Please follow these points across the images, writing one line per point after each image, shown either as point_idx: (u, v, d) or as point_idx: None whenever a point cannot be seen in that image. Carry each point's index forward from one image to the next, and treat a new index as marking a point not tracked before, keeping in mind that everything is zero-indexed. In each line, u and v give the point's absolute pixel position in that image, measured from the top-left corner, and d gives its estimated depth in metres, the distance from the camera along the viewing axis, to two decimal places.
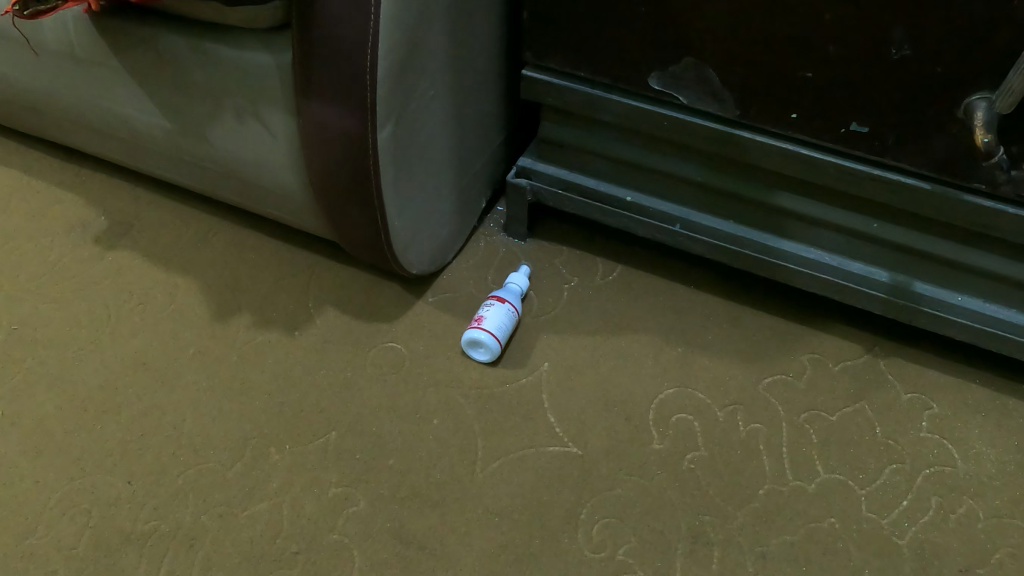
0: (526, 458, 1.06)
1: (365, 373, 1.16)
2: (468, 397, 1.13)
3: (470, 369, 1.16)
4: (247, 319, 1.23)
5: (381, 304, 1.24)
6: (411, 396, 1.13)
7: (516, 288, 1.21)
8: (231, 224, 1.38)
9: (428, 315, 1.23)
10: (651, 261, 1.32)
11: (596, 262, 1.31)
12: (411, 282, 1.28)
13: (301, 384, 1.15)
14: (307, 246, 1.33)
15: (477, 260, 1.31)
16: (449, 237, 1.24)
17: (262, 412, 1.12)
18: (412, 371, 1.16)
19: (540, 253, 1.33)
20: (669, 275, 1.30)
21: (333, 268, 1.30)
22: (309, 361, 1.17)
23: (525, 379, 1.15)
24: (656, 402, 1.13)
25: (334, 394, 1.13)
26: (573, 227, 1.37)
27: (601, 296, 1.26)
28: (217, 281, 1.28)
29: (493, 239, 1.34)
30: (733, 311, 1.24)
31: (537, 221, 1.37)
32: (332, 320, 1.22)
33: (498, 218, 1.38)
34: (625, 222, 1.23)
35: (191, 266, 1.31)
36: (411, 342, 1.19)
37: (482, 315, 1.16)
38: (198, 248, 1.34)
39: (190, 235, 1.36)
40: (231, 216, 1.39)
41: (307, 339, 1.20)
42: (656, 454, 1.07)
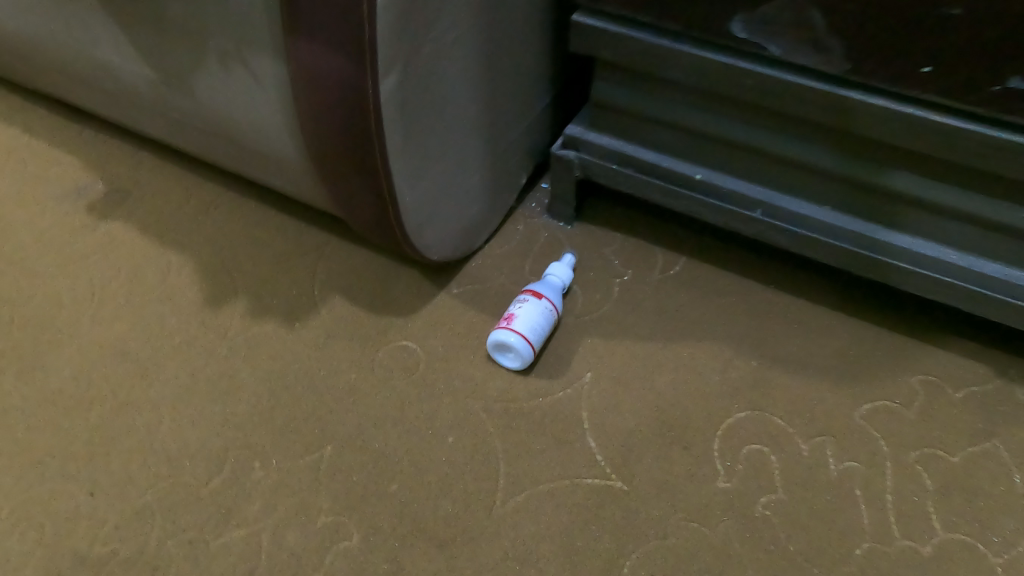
0: (557, 491, 0.86)
1: (372, 377, 0.97)
2: (492, 412, 0.93)
3: (497, 377, 0.97)
4: (242, 307, 1.06)
5: (397, 295, 1.06)
6: (423, 407, 0.94)
7: (556, 282, 1.01)
8: (237, 195, 1.21)
9: (451, 310, 1.03)
10: (723, 253, 1.09)
11: (655, 253, 1.10)
12: (435, 269, 1.09)
13: (297, 386, 0.97)
14: (318, 223, 1.16)
15: (513, 246, 1.10)
16: (479, 216, 1.04)
17: (250, 419, 0.95)
18: (427, 377, 0.97)
19: (588, 239, 1.12)
20: (744, 271, 1.07)
21: (346, 252, 1.12)
22: (308, 360, 1.00)
23: (562, 392, 0.95)
24: (722, 428, 0.92)
25: (334, 400, 0.96)
26: (629, 210, 1.15)
27: (659, 295, 1.05)
28: (214, 262, 1.12)
29: (534, 222, 1.14)
30: (822, 319, 1.01)
31: (586, 202, 1.16)
32: (339, 312, 1.05)
33: (541, 197, 1.17)
34: (692, 205, 1.01)
35: (189, 243, 1.15)
36: (428, 342, 1.00)
37: (513, 314, 0.95)
38: (199, 222, 1.18)
39: (191, 208, 1.20)
40: (239, 186, 1.22)
41: (309, 334, 1.03)
42: (720, 495, 0.86)
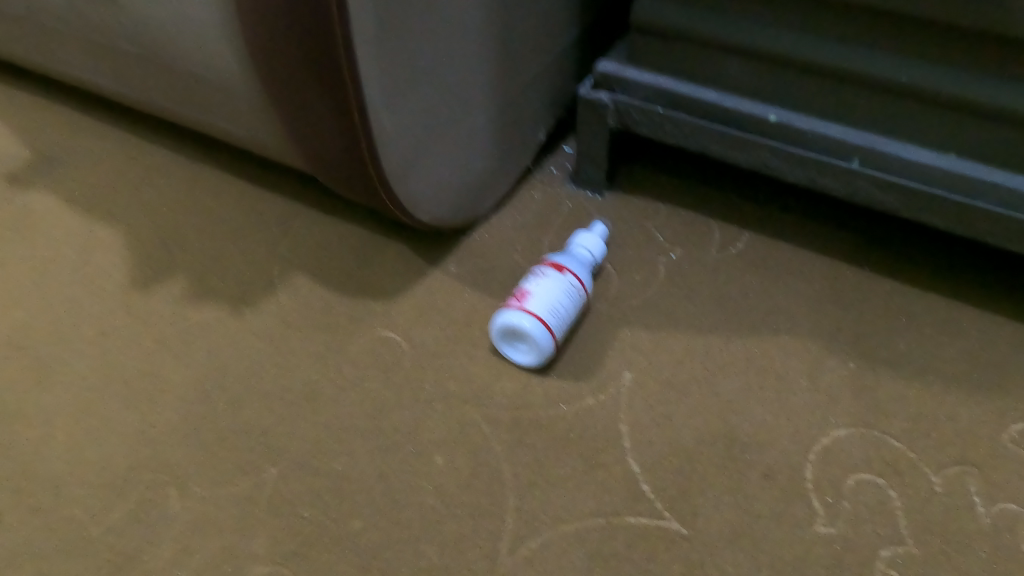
0: (589, 536, 0.61)
1: (338, 377, 0.73)
2: (497, 425, 0.69)
3: (505, 379, 0.72)
4: (178, 288, 0.82)
5: (378, 275, 0.82)
6: (404, 417, 0.70)
7: (585, 255, 0.76)
8: (187, 155, 0.97)
9: (446, 293, 0.79)
10: (798, 226, 0.85)
11: (710, 225, 0.85)
12: (426, 243, 0.85)
13: (237, 389, 0.72)
14: (283, 188, 0.92)
15: (528, 217, 0.87)
16: (481, 171, 0.81)
17: (169, 431, 0.69)
18: (411, 378, 0.72)
19: (622, 209, 0.88)
20: (827, 248, 0.82)
21: (316, 223, 0.88)
22: (257, 355, 0.75)
23: (593, 399, 0.70)
24: (817, 450, 0.66)
25: (285, 408, 0.71)
26: (673, 176, 0.91)
27: (718, 276, 0.80)
28: (150, 234, 0.87)
29: (554, 189, 0.90)
30: (937, 308, 0.76)
31: (620, 166, 0.92)
32: (302, 295, 0.80)
33: (563, 161, 0.93)
34: (763, 156, 0.77)
35: (120, 208, 0.90)
36: (415, 333, 0.76)
37: (527, 290, 0.71)
38: (136, 186, 0.94)
39: (130, 172, 0.95)
40: (190, 146, 0.98)
41: (260, 322, 0.78)
42: (823, 546, 0.60)
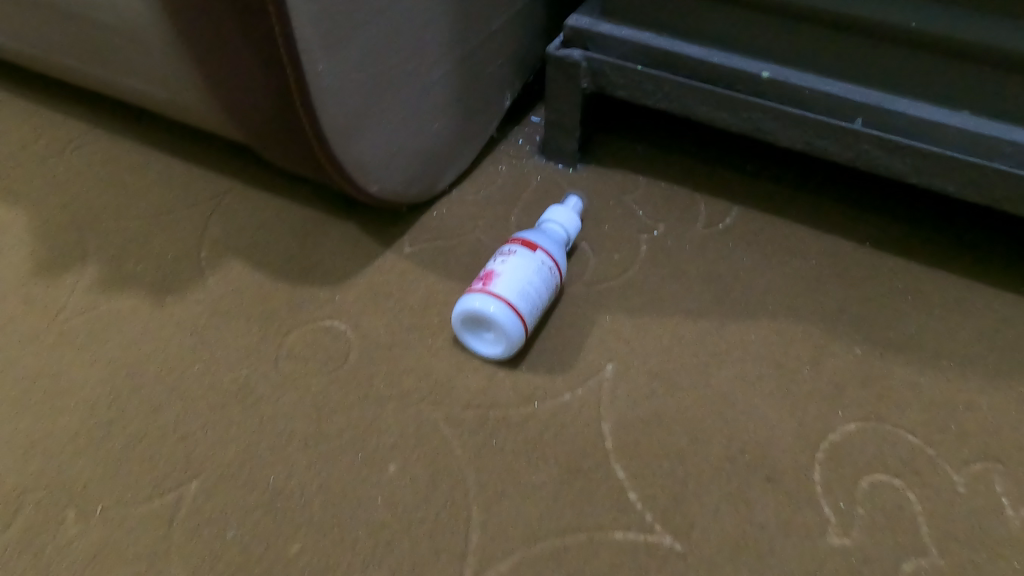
0: (568, 555, 0.52)
1: (274, 374, 0.63)
2: (459, 427, 0.59)
3: (469, 372, 0.62)
4: (90, 275, 0.70)
5: (323, 256, 0.71)
6: (352, 419, 0.60)
7: (558, 231, 0.67)
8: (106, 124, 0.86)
9: (400, 277, 0.69)
10: (792, 199, 0.76)
11: (695, 199, 0.77)
12: (378, 220, 0.75)
13: (154, 390, 0.62)
14: (215, 159, 0.81)
15: (493, 191, 0.77)
16: (439, 137, 0.71)
17: (70, 442, 0.59)
18: (360, 374, 0.63)
19: (598, 183, 0.79)
20: (825, 222, 0.74)
21: (252, 200, 0.77)
22: (179, 352, 0.64)
23: (570, 395, 0.61)
24: (825, 448, 0.58)
25: (210, 411, 0.60)
26: (654, 146, 0.82)
27: (706, 255, 0.72)
28: (59, 214, 0.75)
29: (522, 162, 0.81)
30: (948, 286, 0.69)
31: (594, 136, 0.83)
32: (234, 282, 0.70)
33: (531, 130, 0.84)
34: (755, 119, 0.69)
35: (25, 183, 0.78)
36: (365, 321, 0.66)
37: (494, 271, 0.62)
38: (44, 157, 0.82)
39: (37, 144, 0.82)
40: (108, 115, 0.86)
41: (186, 314, 0.67)
42: (837, 560, 0.52)
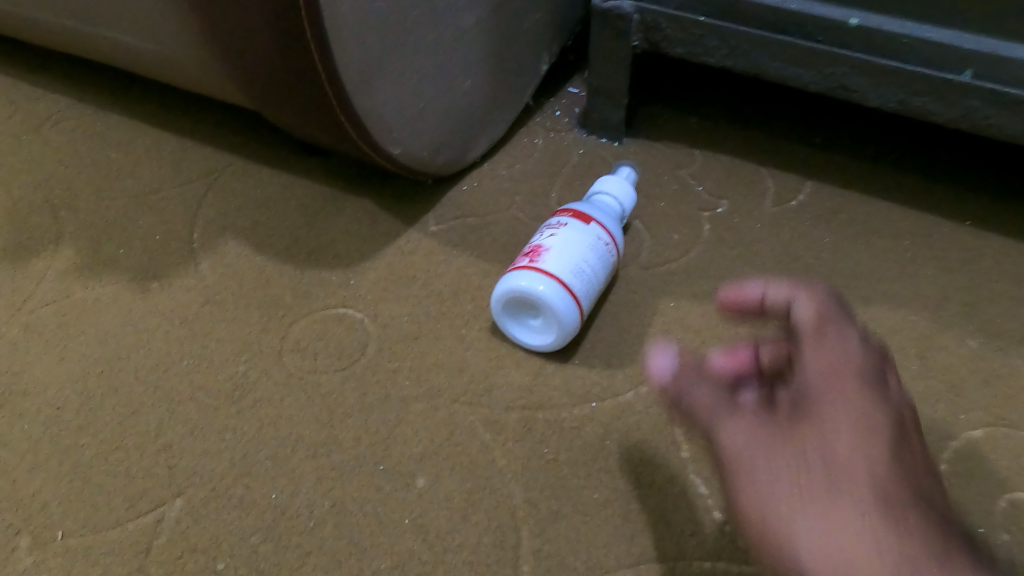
0: None
1: (276, 371, 0.52)
2: (502, 433, 0.49)
3: (511, 368, 0.52)
4: (62, 258, 0.60)
5: (335, 235, 0.61)
6: (371, 423, 0.49)
7: (613, 203, 0.57)
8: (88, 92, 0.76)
9: (425, 259, 0.59)
10: (875, 170, 0.66)
11: (761, 173, 0.67)
12: (399, 196, 0.65)
13: (132, 389, 0.51)
14: (210, 129, 0.71)
15: (529, 166, 0.67)
16: (469, 100, 0.61)
17: (28, 454, 0.48)
18: (380, 370, 0.52)
19: (648, 156, 0.69)
20: (914, 197, 0.64)
21: (252, 173, 0.67)
22: (163, 345, 0.54)
23: (634, 394, 0.51)
24: (950, 458, 0.47)
25: (200, 414, 0.50)
26: (709, 116, 0.72)
27: (780, 234, 0.62)
28: (31, 190, 0.65)
29: (560, 135, 0.71)
30: None
31: (641, 107, 0.73)
32: (231, 264, 0.59)
33: (569, 101, 0.74)
34: (839, 75, 0.59)
35: None
36: (385, 309, 0.56)
37: (542, 245, 0.52)
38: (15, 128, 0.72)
39: (8, 116, 0.72)
40: (91, 83, 0.76)
41: (173, 301, 0.57)
42: None
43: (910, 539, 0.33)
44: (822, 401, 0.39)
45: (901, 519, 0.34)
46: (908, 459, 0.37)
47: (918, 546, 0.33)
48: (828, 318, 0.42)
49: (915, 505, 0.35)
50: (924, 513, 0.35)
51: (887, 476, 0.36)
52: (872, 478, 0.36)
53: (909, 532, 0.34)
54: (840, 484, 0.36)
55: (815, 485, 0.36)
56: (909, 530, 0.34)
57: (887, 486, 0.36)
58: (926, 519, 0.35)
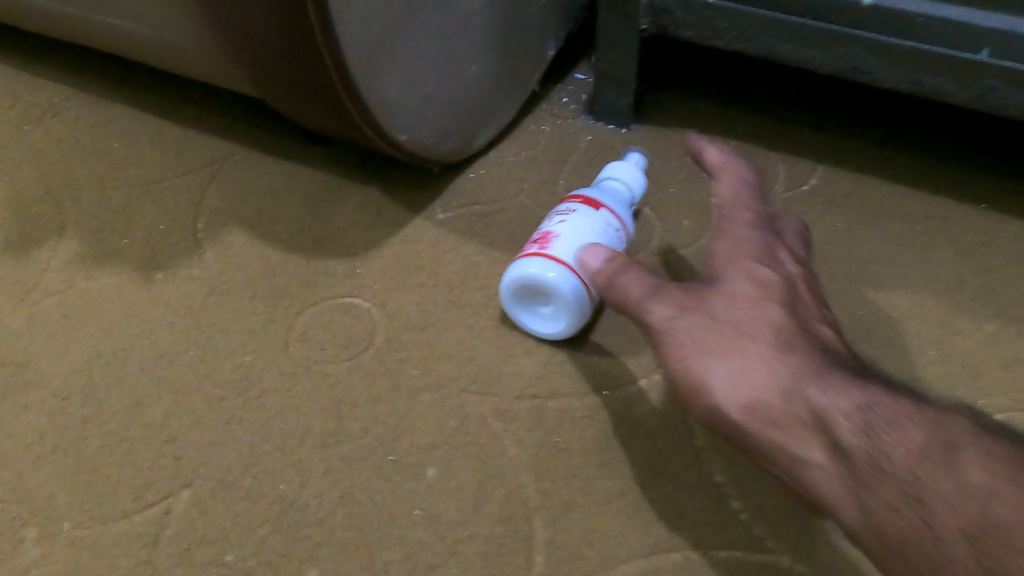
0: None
1: (283, 361, 0.52)
2: (512, 422, 0.48)
3: (521, 356, 0.51)
4: (64, 249, 0.59)
5: (340, 224, 0.61)
6: (379, 413, 0.49)
7: (624, 190, 0.56)
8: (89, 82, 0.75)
9: (432, 248, 0.59)
10: (888, 154, 0.65)
11: (772, 158, 0.66)
12: (404, 184, 0.64)
13: (137, 380, 0.51)
14: (213, 119, 0.70)
15: (536, 153, 0.66)
16: (475, 85, 0.60)
17: (33, 446, 0.48)
18: (388, 360, 0.51)
19: (656, 142, 0.68)
20: (928, 180, 0.63)
21: (256, 163, 0.66)
22: (168, 336, 0.53)
23: (646, 381, 0.50)
24: None
25: (206, 405, 0.49)
26: (717, 101, 0.71)
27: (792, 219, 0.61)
28: (33, 181, 0.65)
29: (567, 122, 0.70)
30: None
31: (648, 93, 0.72)
32: (235, 254, 0.59)
33: (575, 88, 0.73)
34: (852, 56, 0.58)
35: None
36: (392, 298, 0.55)
37: (551, 232, 0.51)
38: (15, 118, 0.71)
39: (9, 107, 0.72)
40: (92, 73, 0.75)
41: (177, 291, 0.56)
42: None
43: (801, 380, 0.36)
44: (730, 271, 0.43)
45: (795, 352, 0.38)
46: (806, 322, 0.41)
47: (808, 372, 0.37)
48: (746, 216, 0.47)
49: (811, 349, 0.39)
50: (817, 353, 0.38)
51: (785, 324, 0.40)
52: (771, 328, 0.40)
53: (800, 367, 0.37)
54: (743, 339, 0.38)
55: (723, 349, 0.39)
56: (798, 361, 0.37)
57: (785, 334, 0.39)
58: (817, 352, 0.38)
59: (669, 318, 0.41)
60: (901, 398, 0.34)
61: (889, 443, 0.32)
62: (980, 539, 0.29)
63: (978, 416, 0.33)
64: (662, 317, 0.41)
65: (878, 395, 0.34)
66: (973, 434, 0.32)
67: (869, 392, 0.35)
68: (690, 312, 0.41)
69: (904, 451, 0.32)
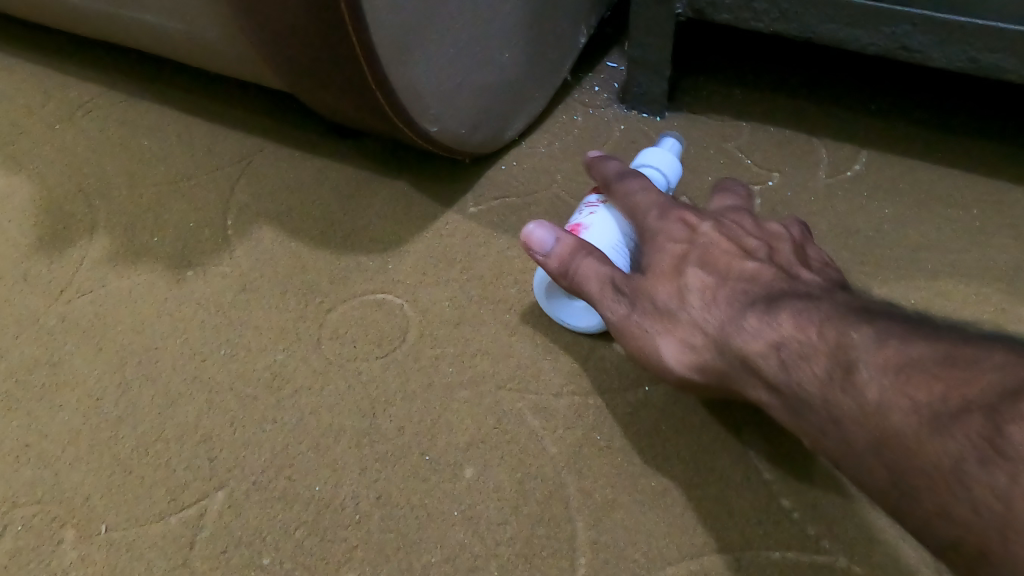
0: None
1: (316, 359, 0.51)
2: (551, 419, 0.47)
3: (558, 352, 0.50)
4: (95, 248, 0.59)
5: (370, 219, 0.59)
6: (414, 411, 0.48)
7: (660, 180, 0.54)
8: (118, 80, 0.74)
9: (465, 241, 0.57)
10: (937, 137, 0.63)
11: (814, 144, 0.63)
12: (434, 177, 0.63)
13: (170, 379, 0.50)
14: (241, 114, 0.69)
15: (568, 143, 0.65)
16: (505, 74, 0.59)
17: (68, 447, 0.47)
18: (423, 357, 0.50)
19: (692, 130, 0.66)
20: (980, 163, 0.60)
21: (284, 158, 0.65)
22: (201, 334, 0.53)
23: None
24: None
25: (239, 404, 0.49)
26: (755, 87, 0.69)
27: (837, 206, 0.58)
28: (64, 180, 0.64)
29: (599, 111, 0.68)
30: None
31: (683, 79, 0.70)
32: (266, 250, 0.58)
33: (607, 76, 0.71)
34: (900, 35, 0.55)
35: (24, 148, 0.67)
36: (425, 293, 0.54)
37: (581, 224, 0.50)
38: (45, 117, 0.71)
39: (39, 106, 0.72)
40: (120, 71, 0.74)
41: (209, 288, 0.55)
42: None
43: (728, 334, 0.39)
44: (654, 251, 0.45)
45: (722, 307, 0.40)
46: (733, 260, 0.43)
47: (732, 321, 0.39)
48: (654, 193, 0.48)
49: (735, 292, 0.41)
50: (740, 295, 0.40)
51: (711, 281, 0.42)
52: (700, 291, 0.41)
53: (726, 320, 0.39)
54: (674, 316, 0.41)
55: (665, 329, 0.42)
56: (723, 314, 0.40)
57: (714, 289, 0.41)
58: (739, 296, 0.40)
59: (621, 315, 0.44)
60: (806, 325, 0.35)
61: (806, 376, 0.35)
62: (889, 443, 0.31)
63: (884, 315, 0.34)
64: (615, 315, 0.44)
65: (786, 326, 0.36)
66: (868, 342, 0.33)
67: (778, 327, 0.36)
68: (630, 303, 0.43)
69: (818, 378, 0.34)
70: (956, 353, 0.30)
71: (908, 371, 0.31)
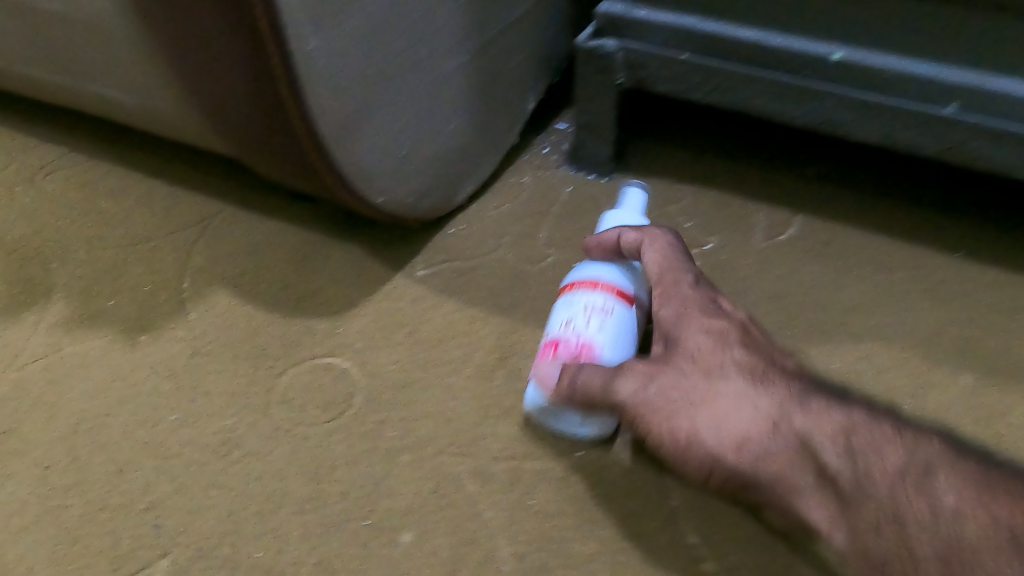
0: None
1: (263, 424, 0.52)
2: (488, 484, 0.48)
3: (498, 416, 0.52)
4: (52, 311, 0.60)
5: (323, 282, 0.61)
6: (357, 475, 0.49)
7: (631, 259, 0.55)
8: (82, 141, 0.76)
9: (413, 305, 0.59)
10: (866, 201, 0.66)
11: (750, 207, 0.66)
12: (387, 240, 0.65)
13: (121, 445, 0.51)
14: (201, 176, 0.72)
15: (516, 206, 0.67)
16: (453, 143, 0.61)
17: (17, 515, 0.48)
18: (367, 421, 0.52)
19: None
20: (906, 227, 0.64)
21: (242, 220, 0.67)
22: (153, 399, 0.54)
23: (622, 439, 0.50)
24: None
25: (187, 471, 0.50)
26: (698, 150, 0.72)
27: (770, 269, 0.61)
28: (24, 243, 0.66)
29: (549, 173, 0.71)
30: None
31: (629, 142, 0.73)
32: (220, 314, 0.59)
33: (557, 138, 0.74)
34: (823, 109, 0.58)
35: None
36: (373, 357, 0.56)
37: (595, 342, 0.48)
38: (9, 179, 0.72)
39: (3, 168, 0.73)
40: (85, 132, 0.76)
41: (162, 353, 0.57)
42: None
43: (785, 417, 0.41)
44: (682, 328, 0.46)
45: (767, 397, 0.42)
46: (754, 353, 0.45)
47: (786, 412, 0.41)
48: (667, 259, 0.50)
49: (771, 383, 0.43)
50: (780, 387, 0.43)
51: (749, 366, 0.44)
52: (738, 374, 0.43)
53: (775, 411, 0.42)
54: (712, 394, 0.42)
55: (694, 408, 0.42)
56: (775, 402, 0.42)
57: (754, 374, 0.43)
58: (783, 384, 0.43)
59: (639, 391, 0.43)
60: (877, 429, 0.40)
61: (870, 466, 0.39)
62: (957, 555, 0.36)
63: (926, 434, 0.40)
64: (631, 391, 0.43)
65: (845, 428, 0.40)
66: (944, 459, 0.38)
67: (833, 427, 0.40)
68: (657, 377, 0.43)
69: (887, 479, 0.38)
70: (1008, 485, 0.37)
71: (999, 494, 0.36)
